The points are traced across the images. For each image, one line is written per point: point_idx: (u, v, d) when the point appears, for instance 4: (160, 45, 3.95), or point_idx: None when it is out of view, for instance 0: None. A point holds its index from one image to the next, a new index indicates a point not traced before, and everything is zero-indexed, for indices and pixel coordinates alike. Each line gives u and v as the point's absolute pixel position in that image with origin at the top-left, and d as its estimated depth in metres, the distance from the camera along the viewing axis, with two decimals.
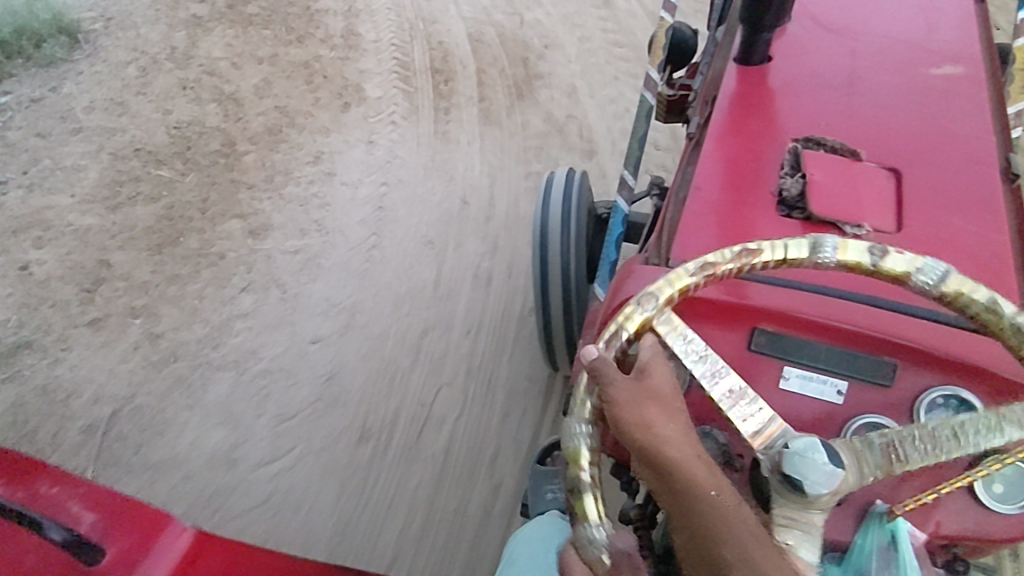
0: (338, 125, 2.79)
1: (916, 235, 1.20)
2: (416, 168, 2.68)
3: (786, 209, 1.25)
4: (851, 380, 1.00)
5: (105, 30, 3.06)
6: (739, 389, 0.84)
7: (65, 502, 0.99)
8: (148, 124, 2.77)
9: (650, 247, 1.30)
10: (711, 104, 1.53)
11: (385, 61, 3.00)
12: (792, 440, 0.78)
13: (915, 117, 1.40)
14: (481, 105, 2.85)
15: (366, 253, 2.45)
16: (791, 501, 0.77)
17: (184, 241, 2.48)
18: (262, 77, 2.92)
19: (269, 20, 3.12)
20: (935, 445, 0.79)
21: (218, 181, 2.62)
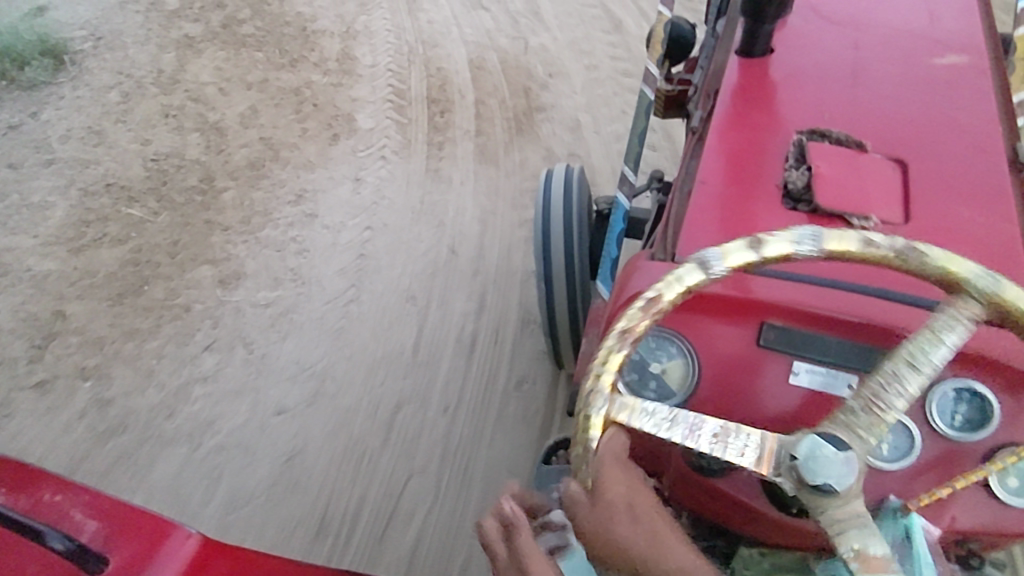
0: (327, 162, 2.70)
1: (924, 227, 1.18)
2: (395, 213, 2.58)
3: (792, 202, 1.23)
4: (862, 374, 0.99)
5: (94, 51, 3.01)
6: (721, 429, 0.79)
7: (67, 510, 0.99)
8: (124, 157, 2.68)
9: (656, 243, 1.30)
10: (714, 97, 1.51)
11: (379, 91, 2.93)
12: (795, 446, 0.76)
13: (920, 107, 1.39)
14: (474, 139, 2.79)
15: (340, 306, 2.34)
16: (833, 508, 0.74)
17: (148, 290, 2.36)
18: (249, 104, 2.85)
19: (262, 43, 3.06)
20: (911, 376, 0.78)
21: (192, 222, 2.52)
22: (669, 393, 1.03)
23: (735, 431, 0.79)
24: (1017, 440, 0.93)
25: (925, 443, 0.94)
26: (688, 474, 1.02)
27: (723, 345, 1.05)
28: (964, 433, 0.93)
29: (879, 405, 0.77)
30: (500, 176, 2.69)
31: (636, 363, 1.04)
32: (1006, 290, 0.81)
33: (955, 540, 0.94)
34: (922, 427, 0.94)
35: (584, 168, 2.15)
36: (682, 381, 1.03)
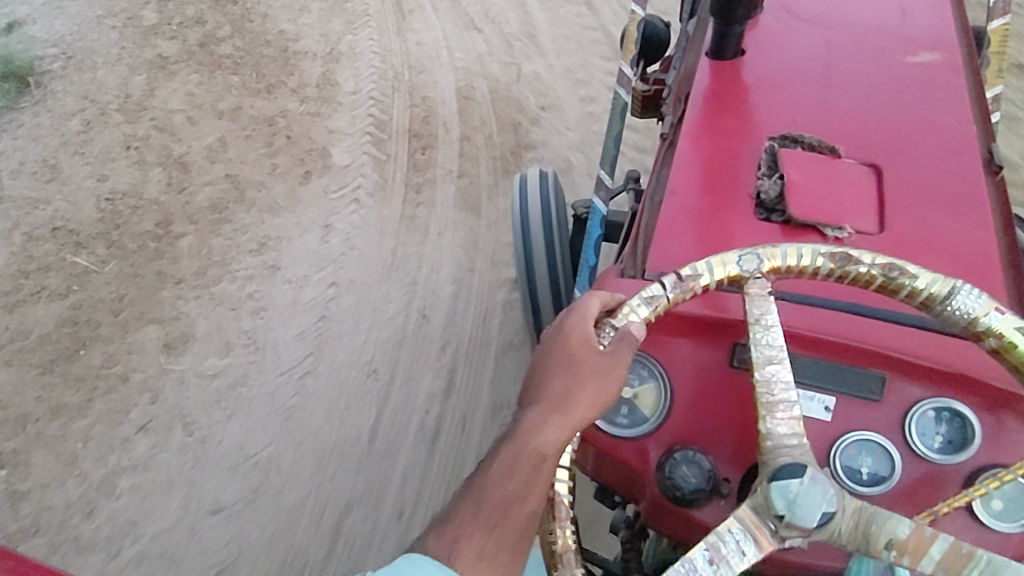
0: (296, 212, 2.50)
1: (899, 237, 1.15)
2: (359, 266, 2.37)
3: (765, 212, 1.19)
4: (839, 395, 0.94)
5: (62, 71, 2.91)
6: (710, 552, 0.77)
7: None
8: (76, 196, 2.55)
9: (625, 257, 1.24)
10: (684, 101, 1.47)
11: (359, 122, 2.74)
12: (776, 508, 0.76)
13: (893, 108, 1.35)
14: (457, 182, 2.56)
15: (295, 381, 2.14)
16: (845, 525, 0.76)
17: (83, 356, 2.21)
18: (218, 135, 2.70)
19: (239, 65, 2.91)
20: (773, 372, 0.84)
21: (141, 275, 2.37)
22: (641, 419, 1.00)
23: (720, 539, 0.78)
24: (1000, 460, 0.89)
25: (904, 464, 0.91)
26: (664, 505, 0.97)
27: (697, 368, 1.01)
28: (945, 455, 0.90)
29: (774, 412, 0.82)
30: (479, 226, 2.45)
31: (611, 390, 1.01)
32: (771, 255, 0.88)
33: None
34: (901, 450, 0.91)
35: (557, 174, 2.14)
36: (655, 406, 1.00)
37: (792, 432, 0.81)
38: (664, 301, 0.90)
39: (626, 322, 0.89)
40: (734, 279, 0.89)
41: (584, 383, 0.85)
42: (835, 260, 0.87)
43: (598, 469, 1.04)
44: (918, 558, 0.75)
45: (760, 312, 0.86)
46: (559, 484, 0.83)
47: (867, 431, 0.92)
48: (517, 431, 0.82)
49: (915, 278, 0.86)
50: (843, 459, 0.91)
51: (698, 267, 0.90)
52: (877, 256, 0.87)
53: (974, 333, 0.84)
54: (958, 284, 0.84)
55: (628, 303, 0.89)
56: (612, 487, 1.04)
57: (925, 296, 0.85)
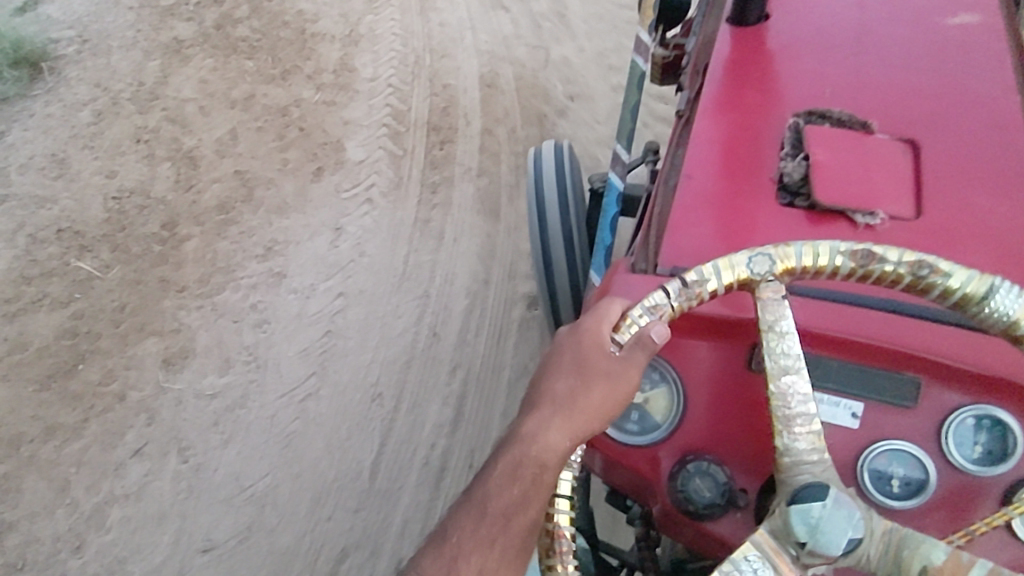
0: (307, 212, 2.45)
1: (938, 222, 1.05)
2: (368, 275, 2.31)
3: (788, 195, 1.10)
4: (868, 401, 0.86)
5: (77, 56, 2.88)
6: None
7: None
8: (83, 194, 2.52)
9: (637, 248, 1.16)
10: (703, 74, 1.37)
11: (376, 112, 2.68)
12: (800, 537, 0.70)
13: (932, 76, 1.23)
14: (477, 180, 2.48)
15: (296, 403, 2.09)
16: (873, 549, 0.69)
17: (82, 371, 2.17)
18: (229, 127, 2.66)
19: (255, 49, 2.87)
20: (791, 384, 0.77)
21: (144, 282, 2.33)
22: (652, 425, 0.94)
23: (737, 569, 0.70)
24: None
25: (938, 474, 0.83)
26: (680, 518, 0.91)
27: (714, 370, 0.94)
28: (983, 467, 0.82)
29: (791, 428, 0.76)
30: (498, 231, 2.37)
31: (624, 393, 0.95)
32: (785, 256, 0.80)
33: None
34: (935, 460, 0.84)
35: (571, 146, 2.06)
36: (667, 411, 0.94)
37: (812, 448, 0.75)
38: (669, 309, 0.82)
39: (639, 330, 0.82)
40: (745, 283, 0.80)
41: (591, 386, 0.82)
42: (858, 258, 0.78)
43: (610, 475, 0.98)
44: None
45: (776, 318, 0.78)
46: (562, 514, 0.75)
47: (897, 440, 0.84)
48: (516, 438, 0.80)
49: (947, 276, 0.76)
50: (872, 470, 0.84)
51: (705, 270, 0.81)
52: (905, 253, 0.77)
53: (1014, 336, 0.74)
54: (997, 282, 0.74)
55: (629, 314, 0.83)
56: (624, 492, 1.00)
57: (960, 297, 0.75)
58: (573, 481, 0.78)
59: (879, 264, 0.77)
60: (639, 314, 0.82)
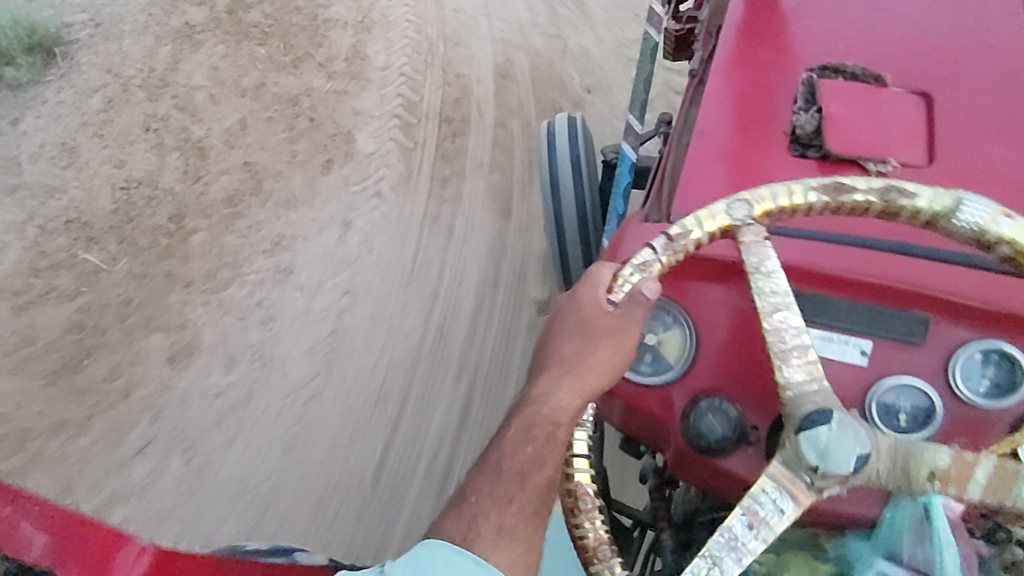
0: (314, 207, 2.40)
1: (950, 170, 1.06)
2: (376, 270, 2.25)
3: (800, 147, 1.12)
4: (877, 339, 0.88)
5: (89, 40, 2.84)
6: (748, 517, 0.75)
7: (17, 523, 0.79)
8: (92, 185, 2.51)
9: (651, 202, 1.18)
10: (717, 35, 1.39)
11: (387, 102, 2.61)
12: (813, 463, 0.73)
13: (949, 29, 1.23)
14: (488, 175, 2.42)
15: (299, 406, 2.05)
16: (883, 466, 0.75)
17: (87, 366, 2.17)
18: (239, 117, 2.61)
19: (268, 36, 2.81)
20: (782, 320, 0.80)
21: (151, 275, 2.31)
22: (665, 367, 0.97)
23: (756, 502, 0.75)
24: None
25: (946, 407, 0.86)
26: (691, 456, 0.95)
27: (726, 313, 0.97)
28: (991, 399, 0.85)
29: (788, 361, 0.78)
30: (509, 236, 2.30)
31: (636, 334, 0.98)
32: (760, 199, 0.82)
33: (979, 515, 0.87)
34: (942, 394, 0.86)
35: (584, 119, 2.08)
36: (680, 353, 0.97)
37: (811, 378, 0.78)
38: (658, 264, 0.83)
39: (632, 287, 0.82)
40: (726, 230, 0.82)
41: (597, 347, 0.83)
42: (829, 192, 0.81)
43: (625, 419, 1.01)
44: (963, 485, 0.74)
45: (758, 259, 0.82)
46: (581, 472, 0.80)
47: (906, 376, 0.86)
48: (530, 399, 0.82)
49: (916, 197, 0.79)
50: (881, 404, 0.86)
51: (687, 223, 0.83)
52: (872, 180, 0.80)
53: (985, 244, 0.78)
54: (962, 195, 0.78)
55: (620, 274, 0.83)
56: (639, 438, 1.02)
57: (929, 216, 0.79)
58: (588, 440, 0.82)
59: (850, 195, 0.80)
60: (628, 271, 0.83)
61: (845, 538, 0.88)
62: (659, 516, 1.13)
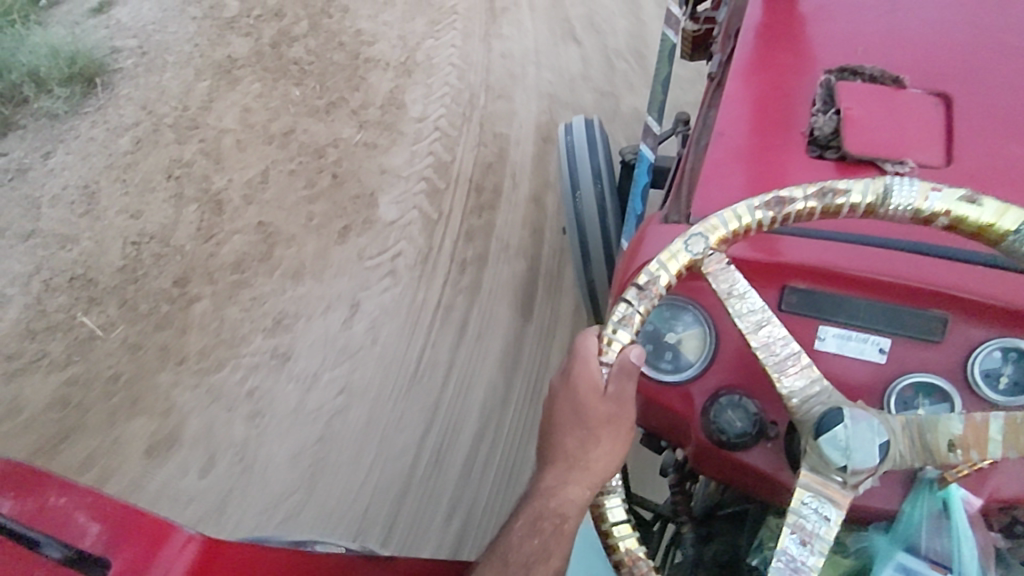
0: (325, 281, 2.35)
1: (968, 169, 1.07)
2: (377, 367, 2.19)
3: (818, 149, 1.13)
4: (895, 337, 0.90)
5: (132, 70, 2.91)
6: (799, 535, 0.76)
7: (71, 513, 0.77)
8: (105, 236, 2.49)
9: (670, 203, 1.21)
10: (735, 38, 1.41)
11: (417, 161, 2.63)
12: (845, 465, 0.74)
13: (967, 30, 1.25)
14: (512, 263, 2.36)
15: (275, 525, 1.96)
16: (903, 446, 0.77)
17: (63, 451, 2.10)
18: (262, 168, 2.63)
19: (305, 75, 2.89)
20: (768, 334, 0.82)
21: (144, 348, 2.26)
22: (685, 363, 1.00)
23: (800, 516, 0.76)
24: None
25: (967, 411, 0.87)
26: (712, 450, 0.98)
27: None
28: (1011, 397, 0.86)
29: (785, 371, 0.81)
30: (536, 287, 2.30)
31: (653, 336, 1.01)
32: (713, 228, 0.84)
33: (999, 508, 0.88)
34: (963, 394, 0.87)
35: (602, 122, 2.11)
36: (700, 350, 0.99)
37: (811, 381, 0.81)
38: (638, 314, 0.83)
39: (622, 350, 0.82)
40: (691, 267, 0.84)
41: (600, 436, 0.82)
42: (772, 207, 0.83)
43: (646, 415, 1.05)
44: (982, 449, 0.76)
45: (728, 286, 0.84)
46: (626, 539, 0.81)
47: (927, 373, 0.88)
48: (537, 492, 0.82)
49: (848, 192, 0.82)
50: (899, 402, 0.88)
51: (652, 269, 0.83)
52: (807, 187, 0.83)
53: (923, 220, 0.80)
54: (888, 181, 0.80)
55: (604, 337, 0.83)
56: (659, 432, 1.06)
57: (866, 208, 0.81)
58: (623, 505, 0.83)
59: (791, 207, 0.83)
60: (610, 334, 0.83)
61: (866, 532, 0.89)
62: (679, 510, 1.17)
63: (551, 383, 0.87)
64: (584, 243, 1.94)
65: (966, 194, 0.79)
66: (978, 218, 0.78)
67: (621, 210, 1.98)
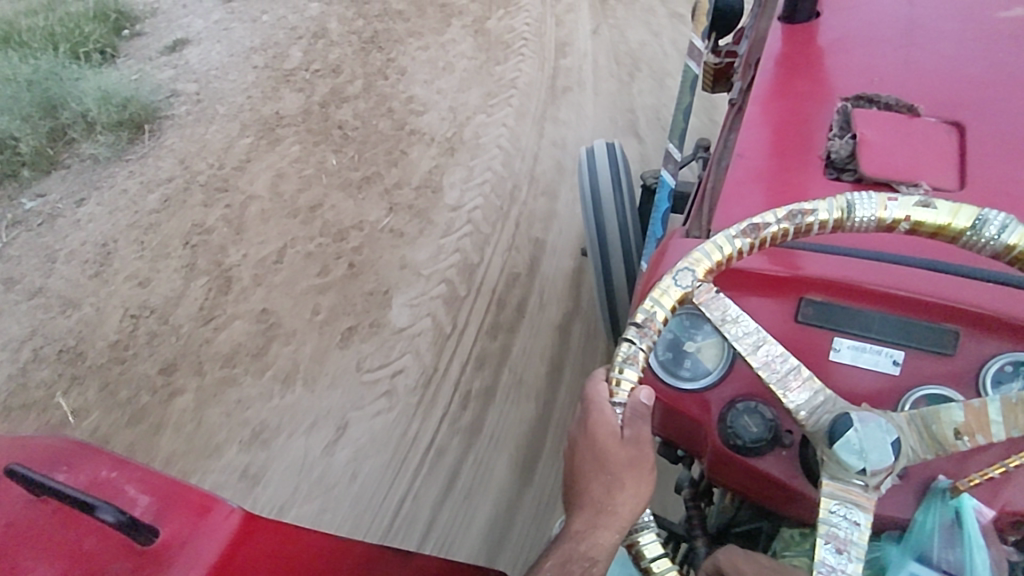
0: (314, 393, 2.28)
1: (981, 193, 1.10)
2: (350, 511, 2.05)
3: (835, 171, 1.17)
4: (908, 350, 0.93)
5: (181, 118, 3.18)
6: (834, 544, 0.77)
7: (123, 485, 0.83)
8: (106, 305, 2.53)
9: (691, 221, 1.26)
10: (756, 67, 1.48)
11: (442, 260, 2.61)
12: (868, 468, 0.76)
13: (982, 63, 1.30)
14: (521, 406, 2.21)
15: None
16: (914, 442, 0.80)
17: None
18: (280, 245, 2.68)
19: (346, 142, 3.04)
20: (767, 353, 0.86)
21: (112, 443, 2.21)
22: (703, 371, 1.03)
23: (831, 526, 0.78)
24: None
25: None
26: (728, 457, 1.00)
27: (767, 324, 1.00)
28: None
29: (789, 387, 0.84)
30: (559, 397, 2.23)
31: (670, 338, 1.05)
32: (698, 261, 0.88)
33: (1012, 523, 0.90)
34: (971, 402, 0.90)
35: (621, 147, 2.17)
36: (717, 359, 1.03)
37: (814, 392, 0.84)
38: (641, 352, 0.87)
39: (633, 390, 0.86)
40: (683, 300, 0.88)
41: (624, 480, 0.83)
42: (748, 234, 0.88)
43: (665, 422, 1.08)
44: (986, 431, 0.78)
45: (721, 312, 0.88)
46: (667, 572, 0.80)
47: (938, 385, 0.90)
48: (567, 535, 0.83)
49: (815, 211, 0.87)
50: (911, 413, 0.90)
51: (647, 308, 0.88)
52: (777, 212, 0.88)
53: (886, 227, 0.85)
54: (849, 197, 0.86)
55: (612, 379, 0.87)
56: (676, 441, 1.09)
57: (834, 224, 0.86)
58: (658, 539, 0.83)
59: (766, 232, 0.88)
60: (619, 373, 0.86)
61: (879, 542, 0.89)
62: (693, 523, 1.13)
63: (571, 431, 0.89)
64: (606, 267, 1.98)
65: (921, 199, 0.84)
66: (935, 220, 0.82)
67: (641, 233, 2.04)
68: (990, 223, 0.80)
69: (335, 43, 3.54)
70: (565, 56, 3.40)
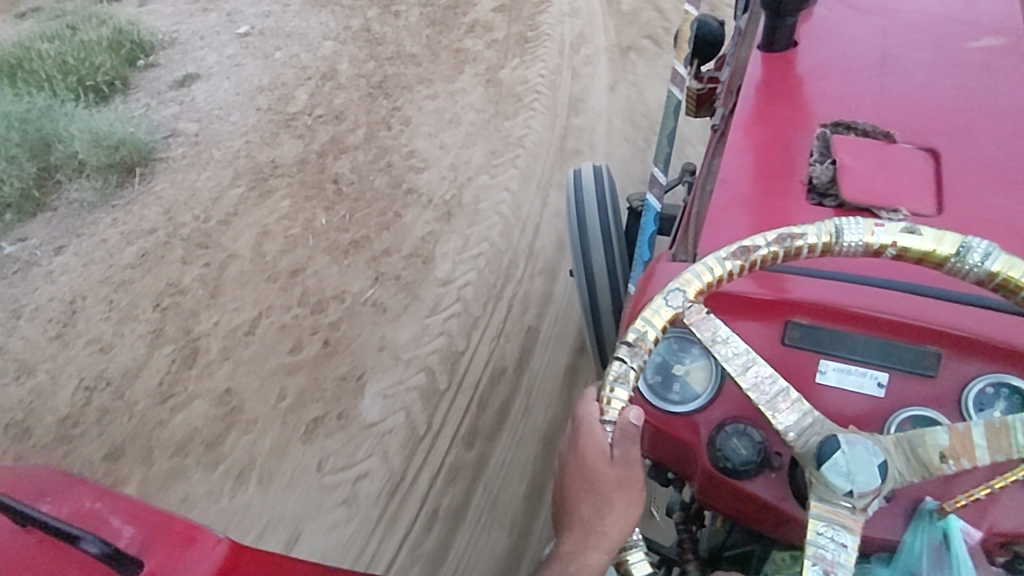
0: (268, 493, 2.23)
1: (957, 219, 1.14)
2: None
3: (817, 196, 1.20)
4: (892, 372, 0.95)
5: (173, 163, 3.21)
6: (821, 566, 0.77)
7: (106, 516, 0.81)
8: (62, 374, 2.53)
9: (677, 245, 1.28)
10: (737, 94, 1.52)
11: (425, 343, 2.55)
12: (854, 489, 0.76)
13: (954, 92, 1.35)
14: (491, 533, 2.09)
15: None
16: (900, 465, 0.81)
17: None
18: (253, 316, 2.66)
19: (339, 199, 3.05)
20: (757, 374, 0.87)
21: None
22: (692, 395, 1.03)
23: (819, 547, 0.78)
24: None
25: None
26: (717, 479, 1.01)
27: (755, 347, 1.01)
28: None
29: (778, 408, 0.85)
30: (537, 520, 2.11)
31: (659, 362, 1.05)
32: (689, 282, 0.89)
33: (999, 544, 0.91)
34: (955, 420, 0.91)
35: (609, 171, 2.20)
36: (706, 382, 1.03)
37: (803, 414, 0.85)
38: (632, 372, 0.86)
39: (623, 409, 0.85)
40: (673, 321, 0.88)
41: (614, 502, 0.84)
42: (738, 256, 0.90)
43: (654, 446, 1.08)
44: (971, 456, 0.79)
45: (711, 333, 0.89)
46: None
47: (923, 407, 0.92)
48: (557, 556, 0.84)
49: (804, 235, 0.89)
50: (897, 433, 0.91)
51: (639, 326, 0.88)
52: (767, 236, 0.90)
53: (873, 252, 0.87)
54: (837, 222, 0.88)
55: (603, 397, 0.86)
56: (667, 464, 1.08)
57: (822, 248, 0.88)
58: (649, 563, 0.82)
59: (757, 254, 0.89)
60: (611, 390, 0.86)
61: (868, 564, 0.89)
62: (685, 549, 1.11)
63: (562, 453, 0.89)
64: (593, 294, 1.99)
65: (906, 226, 0.86)
66: (920, 246, 0.85)
67: (627, 257, 2.06)
68: (973, 251, 0.83)
69: (342, 87, 3.58)
70: (577, 114, 3.44)
